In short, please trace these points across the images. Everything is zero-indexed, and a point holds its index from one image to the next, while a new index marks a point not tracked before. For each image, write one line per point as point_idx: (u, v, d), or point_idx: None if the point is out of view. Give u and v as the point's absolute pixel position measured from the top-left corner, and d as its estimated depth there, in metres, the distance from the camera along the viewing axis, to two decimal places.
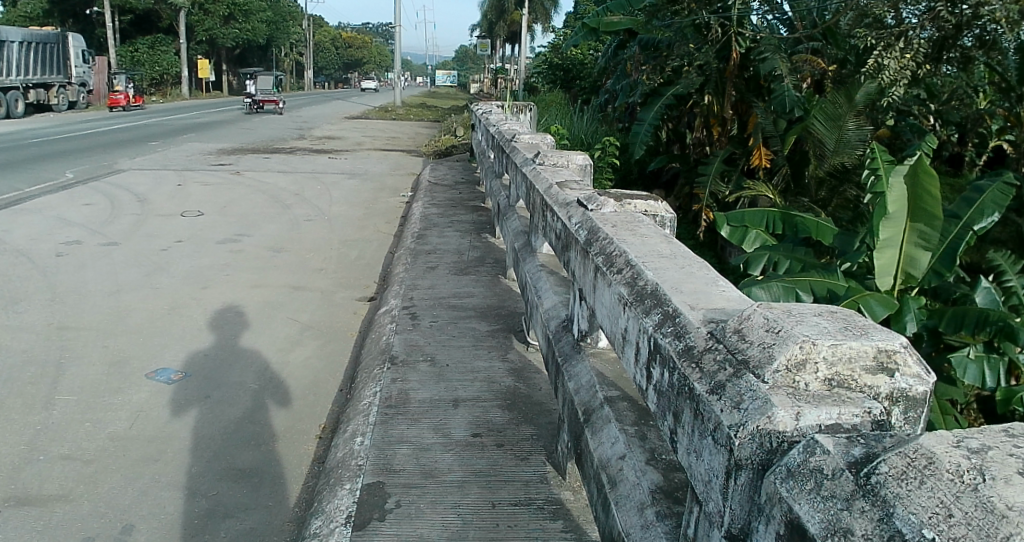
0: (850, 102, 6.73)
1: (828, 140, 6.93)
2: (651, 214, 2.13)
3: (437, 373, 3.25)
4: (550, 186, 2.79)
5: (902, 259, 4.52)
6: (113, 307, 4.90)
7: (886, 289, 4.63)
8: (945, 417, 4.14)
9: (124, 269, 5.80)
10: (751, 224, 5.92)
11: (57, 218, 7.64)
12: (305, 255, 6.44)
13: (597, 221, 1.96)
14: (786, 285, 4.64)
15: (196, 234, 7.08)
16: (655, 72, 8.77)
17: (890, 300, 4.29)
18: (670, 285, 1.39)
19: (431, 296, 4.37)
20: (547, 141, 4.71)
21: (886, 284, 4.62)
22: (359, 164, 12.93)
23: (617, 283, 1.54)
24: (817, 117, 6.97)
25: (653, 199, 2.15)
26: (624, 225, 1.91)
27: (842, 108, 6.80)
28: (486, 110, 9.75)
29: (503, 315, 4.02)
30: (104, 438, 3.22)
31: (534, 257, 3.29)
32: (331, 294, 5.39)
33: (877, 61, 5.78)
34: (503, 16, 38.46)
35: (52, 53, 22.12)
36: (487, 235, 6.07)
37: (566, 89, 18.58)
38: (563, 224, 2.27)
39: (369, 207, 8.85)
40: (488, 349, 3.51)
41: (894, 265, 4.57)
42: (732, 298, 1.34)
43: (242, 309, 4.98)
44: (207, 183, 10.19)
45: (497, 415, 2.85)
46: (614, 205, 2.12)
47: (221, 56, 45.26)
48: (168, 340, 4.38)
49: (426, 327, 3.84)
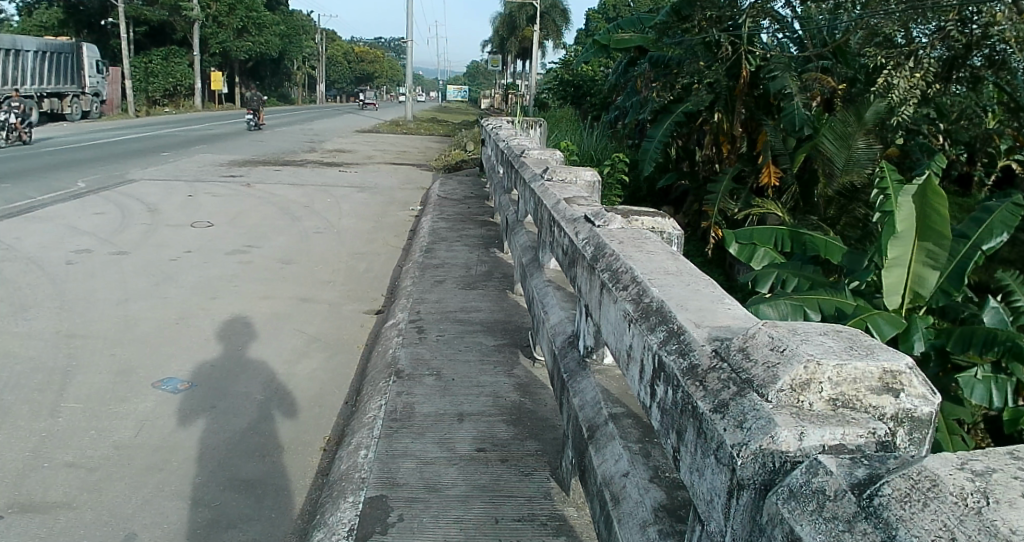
0: (859, 122, 6.83)
1: (837, 158, 7.01)
2: (658, 231, 2.13)
3: (442, 387, 3.26)
4: (558, 202, 2.79)
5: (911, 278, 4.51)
6: (121, 316, 4.94)
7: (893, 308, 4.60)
8: (950, 437, 4.16)
9: (133, 279, 5.84)
10: (760, 242, 6.03)
11: (68, 226, 7.72)
12: (313, 266, 6.49)
13: (604, 237, 1.97)
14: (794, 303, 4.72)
15: (205, 244, 7.13)
16: (666, 89, 9.20)
17: (899, 320, 4.34)
18: (675, 302, 1.39)
19: (438, 310, 4.38)
20: (556, 157, 4.70)
21: (892, 304, 4.59)
22: (369, 178, 13.04)
23: (622, 300, 1.55)
24: (826, 135, 7.06)
25: (660, 216, 2.16)
26: (631, 241, 1.92)
27: (851, 127, 6.90)
28: (495, 125, 9.95)
29: (511, 330, 4.02)
30: (109, 447, 3.23)
31: (542, 272, 3.30)
32: (338, 307, 5.39)
33: (887, 80, 5.85)
34: (514, 33, 39.07)
35: (67, 63, 22.59)
36: (496, 250, 6.09)
37: (576, 105, 18.75)
38: (570, 240, 2.27)
39: (378, 221, 8.91)
40: (494, 364, 3.51)
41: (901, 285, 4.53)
42: (738, 317, 1.33)
43: (251, 319, 5.02)
44: (217, 194, 10.27)
45: (502, 430, 2.84)
46: (621, 221, 2.13)
47: (234, 67, 46.14)
48: (175, 350, 4.40)
49: (433, 341, 3.85)
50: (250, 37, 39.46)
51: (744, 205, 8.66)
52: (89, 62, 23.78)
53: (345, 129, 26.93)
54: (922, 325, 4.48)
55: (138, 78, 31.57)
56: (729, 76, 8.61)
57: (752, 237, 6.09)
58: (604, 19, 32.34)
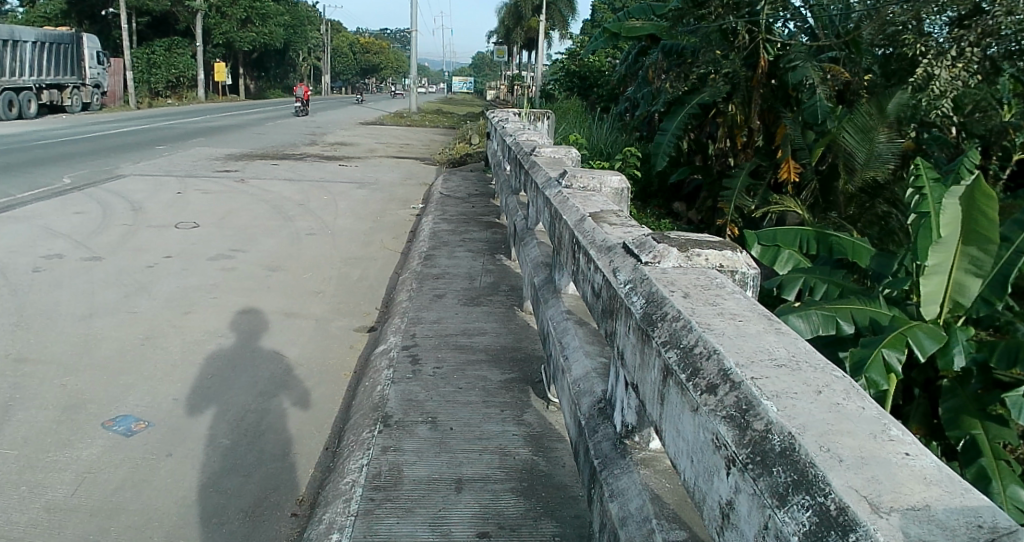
0: (881, 114, 6.37)
1: (858, 154, 6.60)
2: (728, 269, 1.56)
3: (438, 440, 2.69)
4: (582, 219, 2.22)
5: (950, 285, 4.07)
6: (81, 336, 4.39)
7: (931, 318, 4.16)
8: (997, 464, 3.79)
9: (102, 290, 5.29)
10: (783, 244, 5.51)
11: (44, 228, 7.19)
12: (302, 274, 5.92)
13: (658, 284, 1.41)
14: (826, 312, 4.33)
15: (187, 248, 6.58)
16: (678, 80, 8.76)
17: (938, 331, 3.98)
18: (814, 441, 0.84)
19: (436, 333, 3.81)
20: (571, 155, 4.12)
21: (930, 312, 4.15)
22: (370, 173, 12.45)
23: (710, 414, 1.00)
24: (847, 129, 6.67)
25: (730, 248, 1.58)
26: (701, 293, 1.36)
27: (874, 120, 6.45)
28: (502, 117, 9.46)
29: (520, 360, 3.44)
30: (38, 510, 2.69)
31: (559, 300, 2.74)
32: (326, 323, 4.83)
33: (926, 69, 5.50)
34: (520, 22, 38.27)
35: (66, 54, 22.18)
36: (502, 257, 5.51)
37: (583, 96, 18.14)
38: (603, 276, 1.70)
39: (377, 220, 8.34)
40: (501, 409, 2.95)
41: (940, 292, 4.11)
42: (932, 480, 0.78)
43: (228, 339, 4.47)
44: (208, 191, 9.74)
45: (509, 505, 2.28)
46: (677, 257, 1.56)
47: (237, 58, 45.62)
48: (135, 379, 3.85)
49: (428, 375, 3.28)
50: (253, 28, 38.95)
51: (761, 202, 8.08)
52: (89, 53, 23.41)
53: (347, 121, 26.35)
54: (964, 337, 4.07)
55: (140, 70, 31.13)
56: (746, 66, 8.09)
57: (776, 239, 5.60)
58: (610, 9, 31.74)
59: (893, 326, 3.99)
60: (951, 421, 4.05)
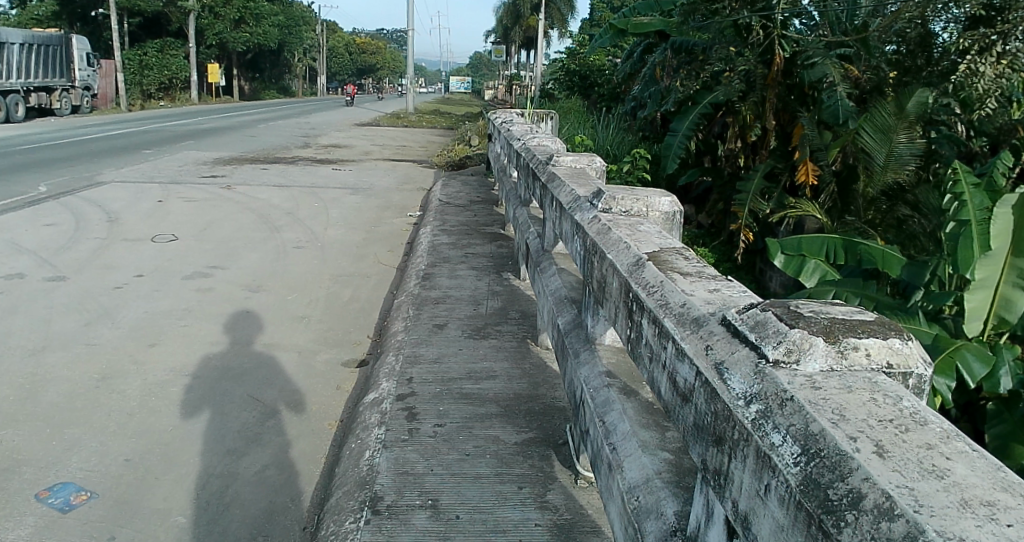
0: (900, 113, 5.76)
1: (877, 154, 5.93)
2: (898, 373, 0.98)
3: (441, 536, 2.11)
4: (639, 262, 1.63)
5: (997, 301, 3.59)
6: (25, 376, 3.80)
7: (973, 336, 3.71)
8: None
9: (60, 317, 4.71)
10: (809, 253, 4.82)
11: (7, 243, 6.59)
12: (286, 295, 5.33)
13: (820, 418, 0.83)
14: None
15: (161, 265, 5.99)
16: (690, 78, 7.92)
17: (986, 353, 3.45)
18: None
19: (437, 377, 3.22)
20: (595, 164, 3.59)
21: (973, 330, 3.70)
22: (364, 177, 11.86)
23: None
24: (865, 128, 6.01)
25: (899, 335, 1.01)
26: (902, 441, 0.78)
27: (891, 119, 5.82)
28: (503, 118, 8.90)
29: (539, 414, 2.85)
30: None
31: (594, 355, 2.15)
32: (311, 355, 4.24)
33: (969, 65, 4.69)
34: (517, 22, 37.79)
35: (54, 54, 21.53)
36: (509, 276, 4.92)
37: (584, 96, 17.56)
38: (694, 372, 1.12)
39: (371, 230, 7.75)
40: (520, 486, 2.36)
41: (985, 309, 3.64)
42: None
43: (198, 377, 3.88)
44: (191, 199, 9.15)
45: None
46: (826, 350, 0.97)
47: (232, 59, 45.01)
48: (81, 434, 3.26)
49: (428, 435, 2.69)
50: (247, 29, 38.36)
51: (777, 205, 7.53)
52: (79, 55, 22.86)
53: (342, 122, 25.75)
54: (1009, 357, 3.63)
55: (133, 72, 30.49)
56: (761, 63, 7.40)
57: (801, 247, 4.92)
58: (608, 8, 31.20)
59: (936, 349, 3.46)
60: (999, 451, 3.45)
